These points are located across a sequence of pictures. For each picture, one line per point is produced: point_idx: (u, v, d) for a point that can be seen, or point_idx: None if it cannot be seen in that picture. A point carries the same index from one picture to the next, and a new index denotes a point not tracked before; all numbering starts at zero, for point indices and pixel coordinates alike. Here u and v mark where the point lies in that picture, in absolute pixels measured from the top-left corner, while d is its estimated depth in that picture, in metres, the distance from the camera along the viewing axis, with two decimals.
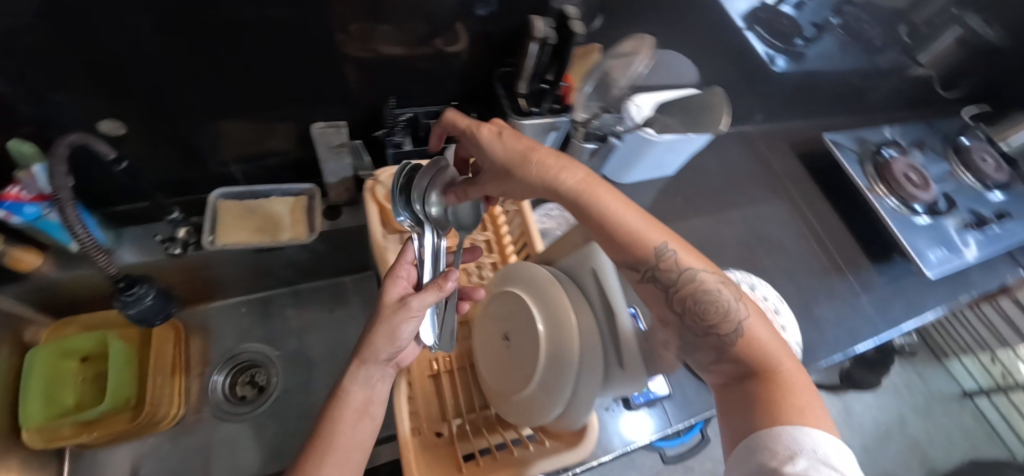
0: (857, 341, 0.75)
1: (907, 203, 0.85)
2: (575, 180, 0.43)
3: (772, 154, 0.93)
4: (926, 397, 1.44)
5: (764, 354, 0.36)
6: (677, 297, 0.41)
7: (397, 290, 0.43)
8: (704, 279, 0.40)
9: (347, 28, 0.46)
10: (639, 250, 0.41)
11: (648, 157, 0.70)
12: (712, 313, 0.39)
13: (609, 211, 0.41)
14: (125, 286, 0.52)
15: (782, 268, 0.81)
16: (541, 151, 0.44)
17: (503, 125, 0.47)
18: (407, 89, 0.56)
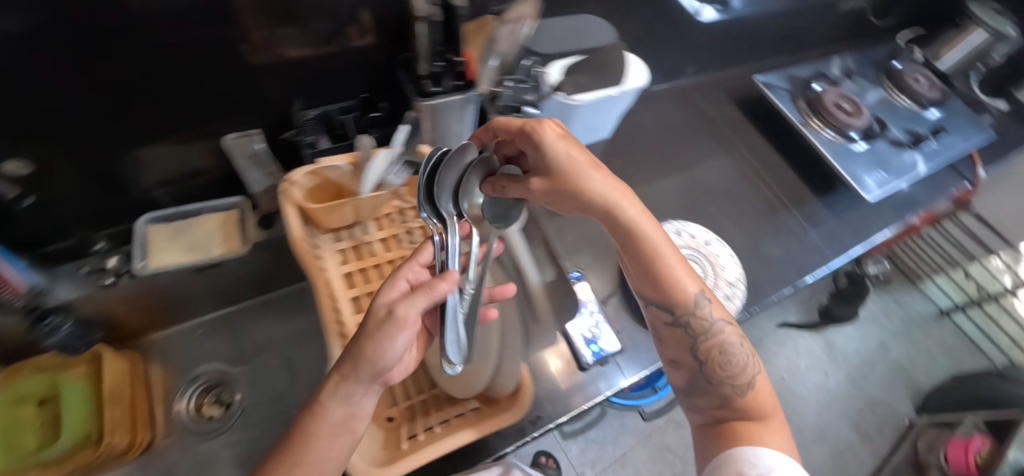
0: (806, 274, 0.77)
1: (843, 133, 0.87)
2: (634, 210, 0.47)
3: (708, 104, 0.94)
4: (905, 321, 1.47)
5: (762, 411, 0.43)
6: (703, 346, 0.46)
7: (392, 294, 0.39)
8: (729, 334, 0.47)
9: (249, 36, 0.46)
10: (681, 293, 0.46)
11: (576, 120, 0.71)
12: (731, 365, 0.45)
13: (659, 249, 0.47)
14: (40, 317, 0.53)
15: (728, 213, 0.82)
16: (598, 173, 0.47)
17: (564, 130, 0.48)
18: (313, 89, 0.56)
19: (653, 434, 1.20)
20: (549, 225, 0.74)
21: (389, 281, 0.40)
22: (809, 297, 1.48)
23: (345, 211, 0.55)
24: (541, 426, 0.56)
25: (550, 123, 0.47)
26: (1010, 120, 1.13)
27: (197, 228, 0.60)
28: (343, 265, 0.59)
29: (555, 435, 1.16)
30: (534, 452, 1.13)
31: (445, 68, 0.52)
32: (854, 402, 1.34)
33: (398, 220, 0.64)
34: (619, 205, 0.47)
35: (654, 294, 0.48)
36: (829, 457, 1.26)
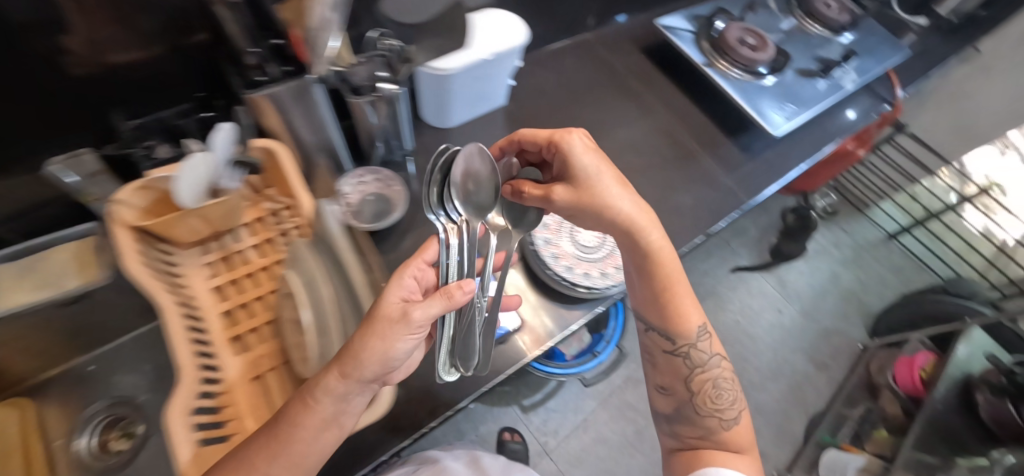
0: (718, 221, 0.76)
1: (750, 69, 0.84)
2: (657, 239, 0.52)
3: (614, 56, 0.90)
4: (854, 249, 1.49)
5: (733, 442, 0.53)
6: (698, 376, 0.55)
7: (398, 294, 0.40)
8: (716, 373, 0.56)
9: (65, 47, 0.41)
10: (687, 326, 0.54)
11: (455, 90, 0.68)
12: (718, 398, 0.54)
13: (673, 279, 0.54)
14: None
15: (638, 166, 0.79)
16: (626, 192, 0.51)
17: (596, 148, 0.52)
18: (139, 97, 0.51)
19: (613, 395, 1.21)
20: None
21: (396, 280, 0.41)
22: (759, 239, 1.48)
23: (192, 223, 0.51)
24: (439, 415, 0.56)
25: (575, 140, 0.51)
26: (934, 33, 1.09)
27: (48, 264, 0.55)
28: (210, 279, 0.55)
29: (514, 410, 1.16)
30: (494, 429, 1.14)
31: (266, 53, 0.47)
32: (809, 335, 1.36)
33: (272, 222, 0.59)
34: (644, 230, 0.52)
35: (665, 322, 0.55)
36: (787, 392, 1.29)
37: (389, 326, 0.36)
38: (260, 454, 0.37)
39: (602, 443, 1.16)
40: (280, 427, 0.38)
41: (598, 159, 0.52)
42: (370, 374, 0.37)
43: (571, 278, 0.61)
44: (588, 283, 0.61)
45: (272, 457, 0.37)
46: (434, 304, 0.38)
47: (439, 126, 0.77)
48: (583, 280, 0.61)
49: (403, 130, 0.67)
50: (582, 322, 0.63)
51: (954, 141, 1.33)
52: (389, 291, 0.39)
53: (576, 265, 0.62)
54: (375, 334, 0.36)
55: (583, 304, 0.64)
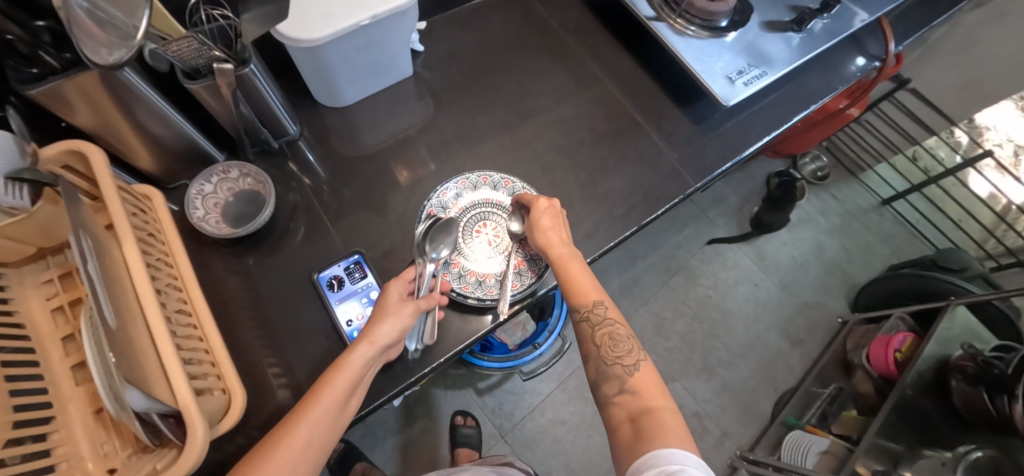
0: (655, 208, 0.66)
1: (708, 23, 0.70)
2: (559, 251, 0.53)
3: (549, 10, 0.77)
4: (842, 216, 1.39)
5: (649, 395, 0.46)
6: (598, 333, 0.50)
7: (401, 288, 0.52)
8: (616, 331, 0.50)
9: None
10: (578, 293, 0.51)
11: (334, 63, 0.57)
12: (620, 348, 0.49)
13: (572, 277, 0.52)
14: None
15: (567, 144, 0.69)
16: (553, 226, 0.55)
17: (553, 205, 0.57)
18: None
19: (572, 376, 1.17)
20: (338, 199, 0.63)
21: (396, 280, 0.53)
22: (739, 207, 1.37)
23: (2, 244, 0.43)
24: None
25: (542, 199, 0.57)
26: None
27: None
28: (50, 300, 0.49)
29: (469, 394, 1.14)
30: (448, 413, 1.12)
31: (33, 38, 0.39)
32: (785, 309, 1.29)
33: None
34: (548, 246, 0.54)
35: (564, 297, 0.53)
36: (757, 368, 1.24)
37: (402, 304, 0.49)
38: (300, 420, 0.41)
39: (559, 425, 1.13)
40: (302, 401, 0.43)
41: (549, 208, 0.56)
42: (386, 344, 0.47)
43: (461, 287, 0.56)
44: (480, 293, 0.56)
45: (310, 422, 0.41)
46: (424, 299, 0.50)
47: (335, 105, 0.67)
48: (474, 291, 0.56)
49: (278, 113, 0.59)
50: (479, 335, 0.57)
51: (960, 96, 1.16)
52: (393, 283, 0.52)
53: (469, 273, 0.57)
54: (388, 314, 0.48)
55: (479, 314, 0.57)
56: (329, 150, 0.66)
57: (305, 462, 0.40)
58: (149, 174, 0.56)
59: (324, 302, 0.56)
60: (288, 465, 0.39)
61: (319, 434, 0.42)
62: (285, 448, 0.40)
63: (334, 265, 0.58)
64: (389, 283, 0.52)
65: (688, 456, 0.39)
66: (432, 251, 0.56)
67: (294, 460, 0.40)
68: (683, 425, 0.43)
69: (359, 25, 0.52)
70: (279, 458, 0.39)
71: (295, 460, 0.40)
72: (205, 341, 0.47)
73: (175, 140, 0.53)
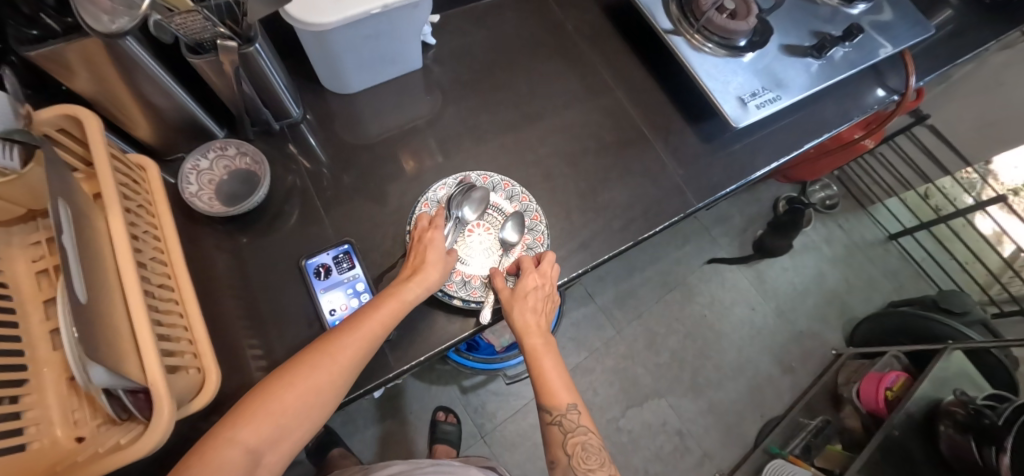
0: (654, 225, 0.65)
1: (726, 41, 0.69)
2: (534, 343, 0.54)
3: (566, 12, 0.76)
4: (847, 247, 1.37)
5: None
6: (569, 440, 0.51)
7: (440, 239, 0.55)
8: (587, 440, 0.52)
9: None
10: (553, 395, 0.52)
11: (341, 49, 0.56)
12: (591, 459, 0.51)
13: (547, 373, 0.53)
14: None
15: (569, 151, 0.68)
16: (536, 309, 0.55)
17: (546, 282, 0.56)
18: None
19: None
20: (335, 187, 0.62)
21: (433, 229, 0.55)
22: (743, 229, 1.36)
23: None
24: None
25: (532, 277, 0.55)
26: (973, 12, 0.90)
27: None
28: (35, 262, 0.48)
29: (453, 391, 1.14)
30: (430, 407, 1.12)
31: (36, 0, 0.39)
32: (780, 335, 1.28)
33: None
34: (527, 334, 0.54)
35: (537, 394, 0.53)
36: (746, 392, 1.23)
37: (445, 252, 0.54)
38: (354, 332, 0.45)
39: None
40: (354, 316, 0.47)
41: (538, 283, 0.55)
42: (434, 284, 0.52)
43: (446, 285, 0.55)
44: (464, 294, 0.55)
45: (364, 335, 0.46)
46: (452, 255, 0.55)
47: (341, 91, 0.66)
48: (459, 291, 0.55)
49: (281, 95, 0.58)
50: (461, 337, 0.56)
51: (977, 137, 1.14)
52: (438, 232, 0.55)
53: (455, 273, 0.56)
54: (433, 262, 0.52)
55: (464, 316, 0.57)
56: (331, 136, 0.65)
57: (354, 369, 0.45)
58: (147, 144, 0.56)
59: (309, 290, 0.56)
60: (344, 365, 0.44)
61: (370, 347, 0.46)
62: (343, 350, 0.44)
63: (323, 253, 0.57)
64: (432, 230, 0.55)
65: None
66: (459, 211, 0.59)
67: (348, 363, 0.44)
68: None
69: (370, 14, 0.51)
70: (337, 358, 0.44)
71: (351, 361, 0.44)
72: (185, 319, 0.46)
73: (172, 111, 0.52)
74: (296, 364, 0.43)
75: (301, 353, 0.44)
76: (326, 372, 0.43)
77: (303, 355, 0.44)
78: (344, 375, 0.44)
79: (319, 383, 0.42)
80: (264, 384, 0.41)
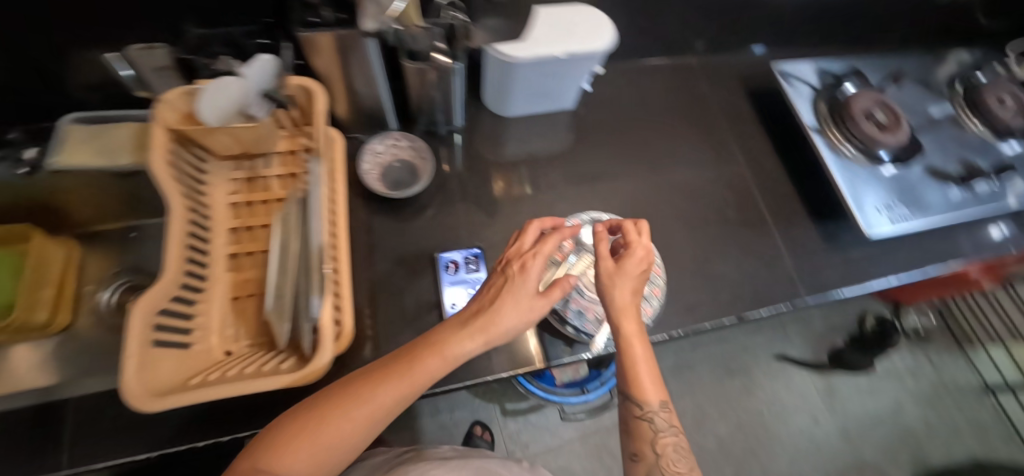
0: (760, 307, 0.65)
1: (868, 150, 0.70)
2: (631, 329, 0.47)
3: (711, 88, 0.81)
4: (934, 385, 1.27)
5: None
6: (659, 440, 0.46)
7: (538, 268, 0.46)
8: (675, 442, 0.46)
9: None
10: (645, 388, 0.46)
11: (518, 80, 0.64)
12: (682, 463, 0.45)
13: (638, 363, 0.47)
14: None
15: (689, 215, 0.71)
16: (636, 292, 0.49)
17: (650, 259, 0.51)
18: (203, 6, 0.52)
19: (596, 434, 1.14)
20: (472, 194, 0.69)
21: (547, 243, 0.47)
22: (823, 335, 1.30)
23: (223, 138, 0.52)
24: None
25: (639, 249, 0.51)
26: None
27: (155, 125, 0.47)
28: (232, 195, 0.58)
29: (494, 409, 1.15)
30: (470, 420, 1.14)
31: None
32: (839, 457, 1.19)
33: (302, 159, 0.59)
34: (622, 317, 0.48)
35: (623, 383, 0.48)
36: None
37: (535, 299, 0.44)
38: (386, 383, 0.38)
39: None
40: (389, 367, 0.39)
41: (643, 258, 0.50)
42: (500, 338, 0.43)
43: (562, 312, 0.57)
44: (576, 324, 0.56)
45: (395, 390, 0.38)
46: (547, 300, 0.45)
47: (498, 113, 0.74)
48: (573, 320, 0.56)
49: (455, 109, 0.66)
50: (558, 362, 0.57)
51: None
52: (535, 262, 0.45)
53: (571, 301, 0.57)
54: (507, 302, 0.43)
55: (564, 344, 0.58)
56: (479, 148, 0.72)
57: (379, 423, 0.38)
58: (337, 121, 0.65)
59: (437, 280, 0.61)
60: (365, 424, 0.37)
61: (402, 404, 0.39)
62: (365, 407, 0.37)
63: (456, 251, 0.64)
64: (547, 239, 0.48)
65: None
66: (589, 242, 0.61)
67: (371, 422, 0.37)
68: None
69: (552, 56, 0.58)
70: (357, 415, 0.36)
71: (375, 419, 0.37)
72: (340, 275, 0.52)
73: (369, 99, 0.61)
74: (314, 412, 0.36)
75: (323, 394, 0.38)
76: (343, 430, 0.36)
77: (324, 400, 0.37)
78: (366, 431, 0.37)
79: (332, 441, 0.36)
80: (273, 434, 0.35)
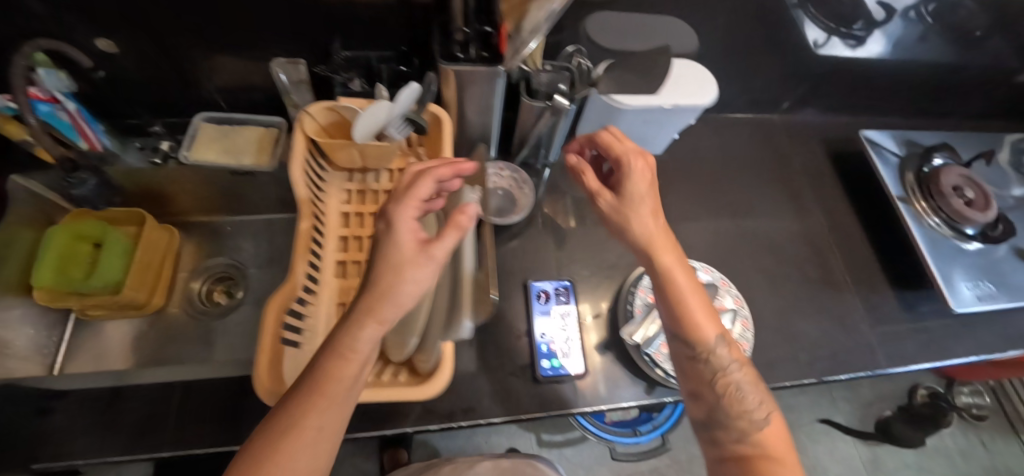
0: (838, 371, 0.65)
1: (954, 224, 0.71)
2: (669, 260, 0.46)
3: (794, 146, 0.83)
4: (987, 470, 1.21)
5: (777, 454, 0.41)
6: (719, 378, 0.44)
7: (411, 213, 0.36)
8: (737, 376, 0.44)
9: None
10: (699, 326, 0.45)
11: (619, 124, 0.67)
12: (748, 399, 0.44)
13: (682, 296, 0.46)
14: (70, 169, 0.59)
15: (769, 269, 0.72)
16: (656, 218, 0.47)
17: (654, 177, 0.48)
18: (349, 31, 0.58)
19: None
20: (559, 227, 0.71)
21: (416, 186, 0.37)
22: (871, 403, 1.26)
23: (351, 152, 0.56)
24: (471, 417, 0.54)
25: (640, 165, 0.47)
26: None
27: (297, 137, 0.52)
28: (343, 204, 0.61)
29: (531, 440, 1.13)
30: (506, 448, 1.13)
31: (475, 36, 0.51)
32: None
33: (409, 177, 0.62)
34: (655, 250, 0.46)
35: (673, 324, 0.47)
36: None
37: (415, 264, 0.34)
38: (311, 404, 0.32)
39: None
40: (300, 390, 0.33)
41: (646, 170, 0.48)
42: (405, 312, 0.35)
43: (653, 354, 0.56)
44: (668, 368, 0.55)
45: (327, 406, 0.32)
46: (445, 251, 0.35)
47: None
48: (664, 363, 0.55)
49: (555, 147, 0.68)
50: (640, 403, 0.57)
51: None
52: (405, 214, 0.36)
53: (663, 344, 0.56)
54: (392, 270, 0.34)
55: (648, 385, 0.58)
56: (566, 183, 0.75)
57: (326, 445, 0.32)
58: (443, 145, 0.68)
59: (528, 308, 0.62)
60: (309, 456, 0.31)
61: (342, 418, 0.33)
62: (300, 442, 0.31)
63: (546, 281, 0.65)
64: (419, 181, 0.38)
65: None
66: None
67: (313, 453, 0.31)
68: None
69: (660, 107, 0.61)
70: (290, 448, 0.31)
71: (321, 443, 0.32)
72: None
73: (479, 128, 0.65)
74: (245, 462, 0.30)
75: (250, 444, 0.31)
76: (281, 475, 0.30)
77: (260, 443, 0.31)
78: (315, 460, 0.32)
79: None
80: None
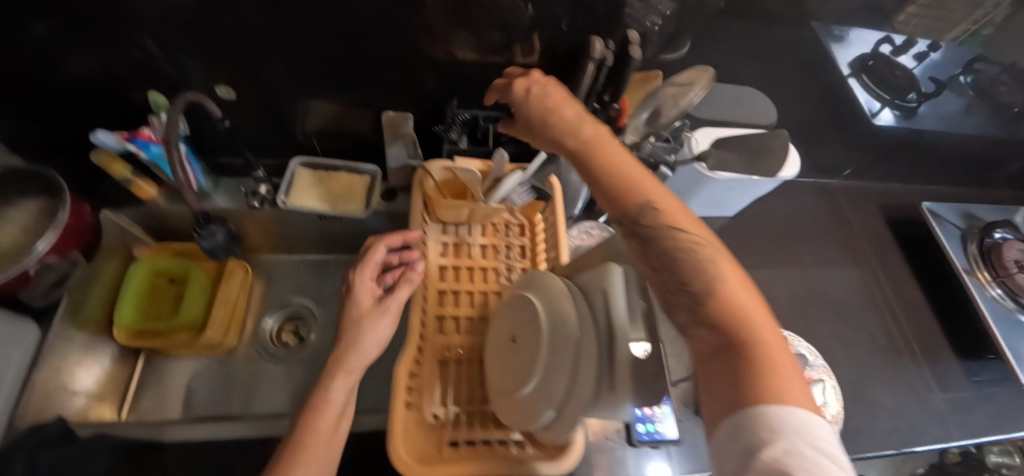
0: (915, 442, 0.65)
1: (1016, 297, 0.73)
2: (587, 136, 0.41)
3: (855, 211, 0.87)
4: None
5: (737, 330, 0.31)
6: (654, 251, 0.36)
7: (367, 276, 0.54)
8: (681, 241, 0.35)
9: (433, 33, 0.53)
10: (615, 201, 0.38)
11: (703, 191, 0.67)
12: (690, 269, 0.34)
13: (599, 174, 0.39)
14: (203, 221, 0.59)
15: (841, 334, 0.73)
16: (560, 111, 0.44)
17: (535, 79, 0.46)
18: (456, 86, 0.61)
19: None
20: None
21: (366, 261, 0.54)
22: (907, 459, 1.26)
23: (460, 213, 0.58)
24: None
25: (521, 79, 0.46)
26: None
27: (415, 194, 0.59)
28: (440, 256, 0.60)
29: None
30: None
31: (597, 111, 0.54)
32: None
33: (502, 231, 0.63)
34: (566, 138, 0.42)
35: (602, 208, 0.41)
36: None
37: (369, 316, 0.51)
38: (304, 452, 0.43)
39: None
40: (293, 441, 0.44)
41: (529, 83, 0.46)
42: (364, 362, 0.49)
43: None
44: None
45: (318, 449, 0.43)
46: (391, 305, 0.52)
47: None
48: None
49: None
50: None
51: None
52: (361, 281, 0.53)
53: None
54: (352, 323, 0.51)
55: None
56: None
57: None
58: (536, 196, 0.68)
59: None
60: None
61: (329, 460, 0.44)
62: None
63: None
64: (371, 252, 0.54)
65: (817, 423, 0.27)
66: None
67: None
68: (799, 369, 0.30)
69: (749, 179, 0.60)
70: None
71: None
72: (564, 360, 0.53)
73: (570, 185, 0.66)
74: None
75: None
76: None
77: None
78: None
79: None
80: None
